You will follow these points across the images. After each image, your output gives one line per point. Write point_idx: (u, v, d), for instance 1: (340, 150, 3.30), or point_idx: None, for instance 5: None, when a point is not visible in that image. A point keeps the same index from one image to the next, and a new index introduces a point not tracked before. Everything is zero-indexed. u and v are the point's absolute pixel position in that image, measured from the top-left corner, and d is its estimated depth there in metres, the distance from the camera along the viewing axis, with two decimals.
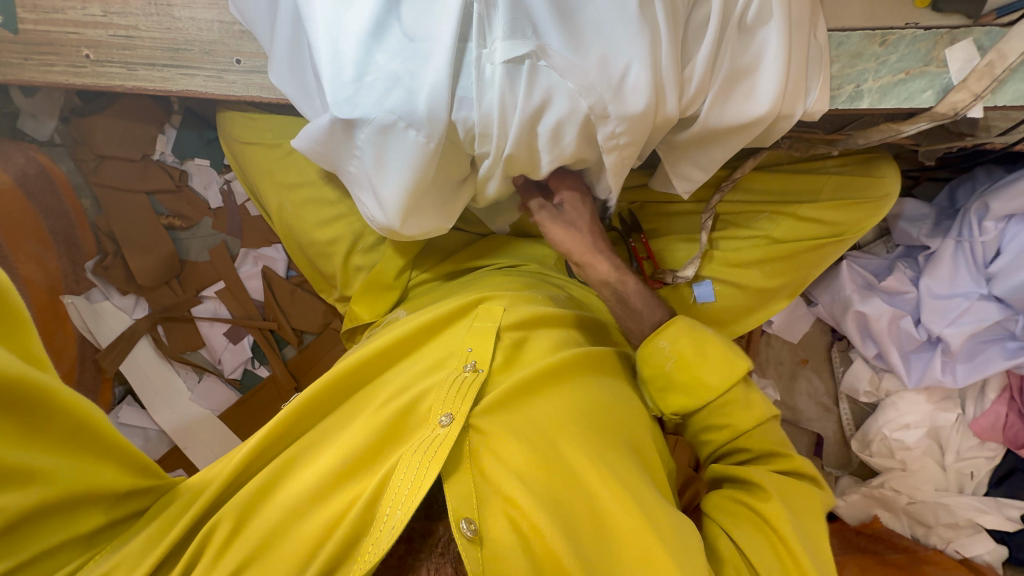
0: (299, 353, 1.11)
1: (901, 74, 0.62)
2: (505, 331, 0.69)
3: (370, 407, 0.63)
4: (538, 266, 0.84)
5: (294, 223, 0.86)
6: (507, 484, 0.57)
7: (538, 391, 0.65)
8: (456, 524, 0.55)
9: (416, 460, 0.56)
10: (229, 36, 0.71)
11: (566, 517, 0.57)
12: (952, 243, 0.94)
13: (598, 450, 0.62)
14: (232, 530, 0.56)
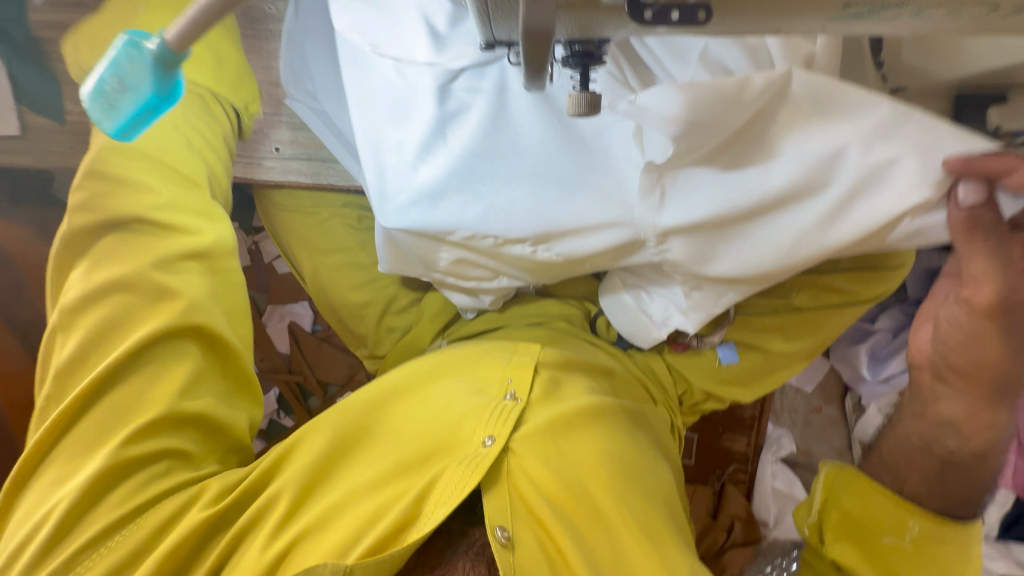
0: (324, 404, 1.13)
1: None
2: (544, 367, 0.68)
3: (414, 420, 0.63)
4: (566, 325, 0.83)
5: (328, 283, 0.88)
6: (538, 503, 0.59)
7: (576, 426, 0.64)
8: (491, 529, 0.57)
9: (458, 472, 0.58)
10: (268, 124, 0.74)
11: (587, 547, 0.58)
12: None
13: (631, 482, 0.62)
14: (276, 525, 0.56)
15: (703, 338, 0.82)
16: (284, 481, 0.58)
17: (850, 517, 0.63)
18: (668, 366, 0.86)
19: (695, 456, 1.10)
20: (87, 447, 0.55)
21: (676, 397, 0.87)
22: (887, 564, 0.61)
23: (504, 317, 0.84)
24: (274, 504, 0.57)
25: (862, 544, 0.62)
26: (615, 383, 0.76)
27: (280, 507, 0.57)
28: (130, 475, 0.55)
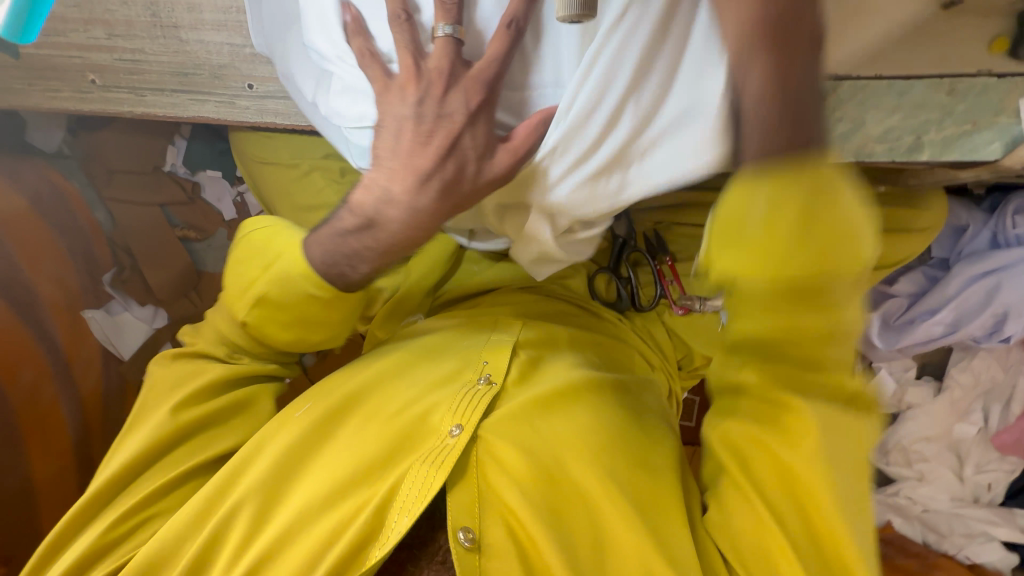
0: (319, 361, 1.11)
1: (967, 125, 0.50)
2: (521, 347, 0.67)
3: (380, 415, 0.61)
4: (556, 287, 0.81)
5: None
6: (508, 494, 0.56)
7: (551, 408, 0.61)
8: (452, 532, 0.54)
9: (424, 468, 0.55)
10: (239, 59, 0.67)
11: (566, 536, 0.54)
12: (987, 235, 0.88)
13: (612, 462, 0.58)
14: (242, 540, 0.56)
15: (705, 301, 0.73)
16: (249, 484, 0.58)
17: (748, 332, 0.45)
18: (667, 330, 0.82)
19: (696, 419, 1.09)
20: (120, 491, 0.62)
21: (675, 360, 0.84)
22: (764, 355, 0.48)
23: (494, 279, 0.83)
24: (232, 518, 0.57)
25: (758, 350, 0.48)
26: (607, 353, 0.74)
27: (241, 522, 0.57)
28: (143, 515, 0.61)
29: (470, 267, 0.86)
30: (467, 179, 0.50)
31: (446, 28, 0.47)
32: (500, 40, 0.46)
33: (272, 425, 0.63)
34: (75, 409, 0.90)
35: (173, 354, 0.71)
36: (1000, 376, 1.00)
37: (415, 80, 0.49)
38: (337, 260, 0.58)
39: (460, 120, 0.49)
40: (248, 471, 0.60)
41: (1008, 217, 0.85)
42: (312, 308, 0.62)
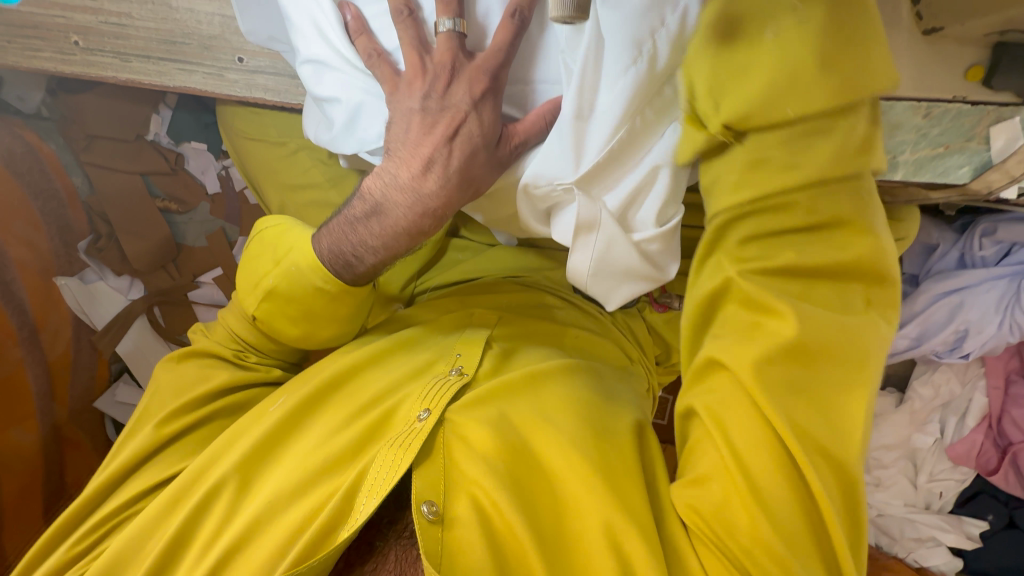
0: None
1: (939, 148, 0.51)
2: (494, 341, 0.69)
3: (353, 404, 0.62)
4: (544, 279, 0.83)
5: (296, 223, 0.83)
6: (474, 470, 0.55)
7: (519, 391, 0.62)
8: (416, 506, 0.53)
9: (392, 450, 0.56)
10: (229, 30, 0.66)
11: (535, 513, 0.53)
12: (955, 255, 0.90)
13: (579, 434, 0.57)
14: (216, 528, 0.56)
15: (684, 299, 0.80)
16: (220, 473, 0.59)
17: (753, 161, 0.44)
18: (647, 327, 0.86)
19: (668, 417, 1.12)
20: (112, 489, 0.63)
21: (654, 358, 0.87)
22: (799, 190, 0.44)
23: (478, 269, 0.85)
24: (207, 509, 0.58)
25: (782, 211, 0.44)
26: (584, 346, 0.75)
27: (222, 505, 0.58)
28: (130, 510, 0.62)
29: (456, 255, 0.88)
30: (479, 163, 0.51)
31: (449, 23, 0.49)
32: (506, 30, 0.48)
33: (247, 419, 0.64)
34: (41, 374, 0.90)
35: (180, 356, 0.71)
36: (959, 390, 1.05)
37: (421, 76, 0.51)
38: (343, 248, 0.57)
39: (466, 110, 0.50)
40: (225, 463, 0.60)
41: (976, 239, 0.88)
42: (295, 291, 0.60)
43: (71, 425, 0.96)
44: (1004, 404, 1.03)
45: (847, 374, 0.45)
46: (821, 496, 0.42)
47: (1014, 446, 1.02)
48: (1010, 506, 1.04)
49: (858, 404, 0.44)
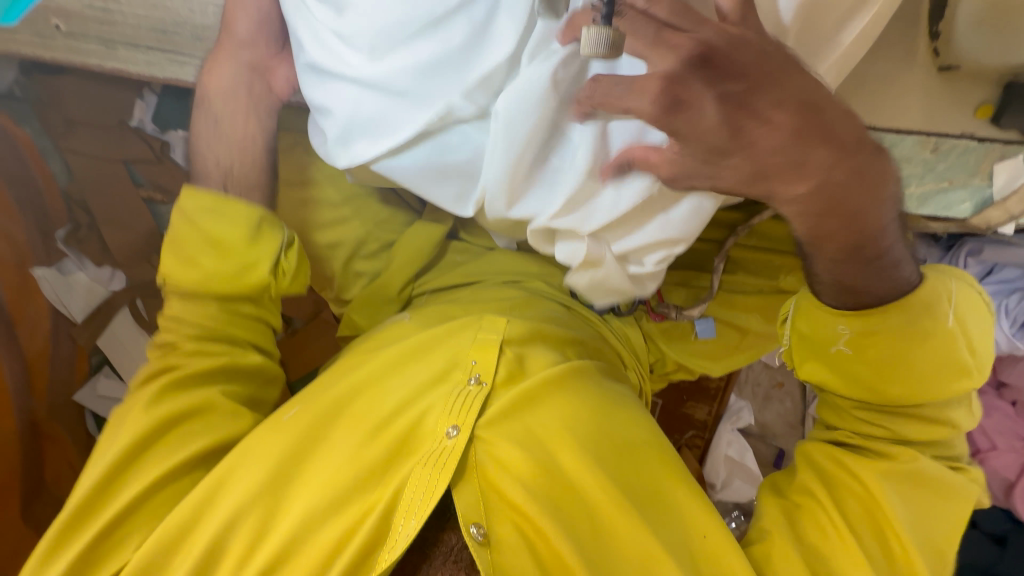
0: (286, 337, 1.09)
1: (944, 182, 0.52)
2: (509, 345, 0.67)
3: (374, 418, 0.61)
4: (543, 283, 0.84)
5: (290, 221, 0.80)
6: (511, 490, 0.57)
7: (540, 403, 0.63)
8: (466, 529, 0.56)
9: (427, 472, 0.57)
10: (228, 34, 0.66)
11: (572, 527, 0.57)
12: None
13: (602, 451, 0.60)
14: (247, 550, 0.56)
15: (681, 310, 0.82)
16: (245, 494, 0.57)
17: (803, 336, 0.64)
18: (645, 335, 0.86)
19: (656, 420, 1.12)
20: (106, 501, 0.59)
21: (648, 365, 0.88)
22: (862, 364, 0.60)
23: (477, 272, 0.85)
24: (234, 532, 0.56)
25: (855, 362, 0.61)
26: (588, 350, 0.75)
27: (247, 530, 0.56)
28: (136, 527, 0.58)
29: (454, 258, 0.88)
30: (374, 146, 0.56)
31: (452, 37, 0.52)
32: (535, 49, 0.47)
33: (260, 431, 0.62)
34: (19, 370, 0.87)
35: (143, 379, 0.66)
36: None
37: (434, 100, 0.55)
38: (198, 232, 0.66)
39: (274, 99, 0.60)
40: (245, 478, 0.59)
41: (962, 258, 0.90)
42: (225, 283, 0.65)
43: (50, 420, 0.93)
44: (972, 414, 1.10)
45: (906, 472, 0.59)
46: (901, 525, 0.56)
47: (982, 453, 1.09)
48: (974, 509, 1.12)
49: (938, 501, 0.58)
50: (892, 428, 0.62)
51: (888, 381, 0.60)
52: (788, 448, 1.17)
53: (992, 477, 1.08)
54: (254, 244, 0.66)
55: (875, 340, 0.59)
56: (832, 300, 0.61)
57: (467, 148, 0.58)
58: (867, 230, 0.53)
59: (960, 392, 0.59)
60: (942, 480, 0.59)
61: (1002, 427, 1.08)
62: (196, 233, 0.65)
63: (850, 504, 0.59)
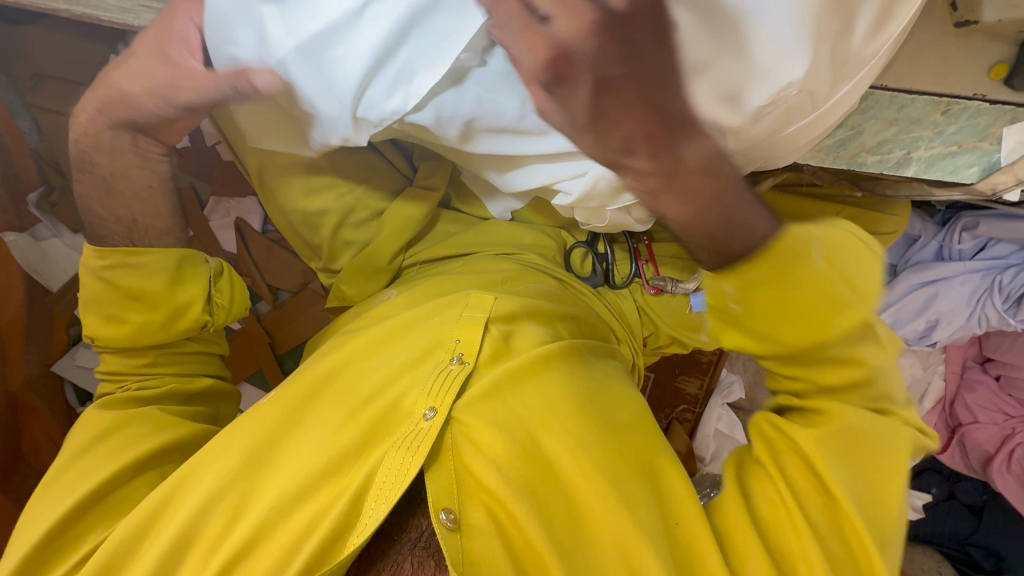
0: (274, 310, 1.07)
1: (953, 147, 0.50)
2: (494, 322, 0.66)
3: (353, 399, 0.61)
4: (537, 257, 0.82)
5: (275, 187, 0.76)
6: (487, 475, 0.57)
7: (520, 384, 0.62)
8: (436, 514, 0.54)
9: (400, 455, 0.55)
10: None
11: (544, 509, 0.56)
12: (934, 246, 0.94)
13: (583, 436, 0.60)
14: (216, 535, 0.54)
15: (678, 283, 0.81)
16: (216, 478, 0.56)
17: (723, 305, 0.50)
18: (638, 308, 0.86)
19: (648, 394, 1.13)
20: (84, 472, 0.59)
21: (642, 338, 0.88)
22: (794, 334, 0.49)
23: (470, 242, 0.83)
24: (204, 516, 0.55)
25: (772, 326, 0.49)
26: (579, 326, 0.75)
27: (216, 517, 0.55)
28: (117, 496, 0.59)
29: (447, 227, 0.86)
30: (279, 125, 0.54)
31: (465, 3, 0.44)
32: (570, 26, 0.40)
33: (238, 418, 0.62)
34: None
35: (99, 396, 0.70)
36: (921, 374, 1.11)
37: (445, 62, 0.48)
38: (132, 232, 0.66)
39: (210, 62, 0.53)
40: (219, 461, 0.58)
41: (956, 233, 0.91)
42: (156, 330, 0.67)
43: (27, 390, 0.90)
44: (957, 387, 1.14)
45: (863, 451, 0.54)
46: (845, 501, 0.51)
47: (962, 426, 1.13)
48: (950, 481, 1.20)
49: (896, 482, 0.54)
50: (827, 404, 0.55)
51: (807, 370, 0.53)
52: None
53: (969, 449, 1.12)
54: (178, 287, 0.67)
55: (785, 293, 0.47)
56: (750, 313, 0.50)
57: (465, 101, 0.49)
58: (739, 191, 0.43)
59: (869, 363, 0.52)
60: (876, 430, 0.54)
61: (985, 402, 1.11)
62: (111, 288, 0.64)
63: (804, 495, 0.54)
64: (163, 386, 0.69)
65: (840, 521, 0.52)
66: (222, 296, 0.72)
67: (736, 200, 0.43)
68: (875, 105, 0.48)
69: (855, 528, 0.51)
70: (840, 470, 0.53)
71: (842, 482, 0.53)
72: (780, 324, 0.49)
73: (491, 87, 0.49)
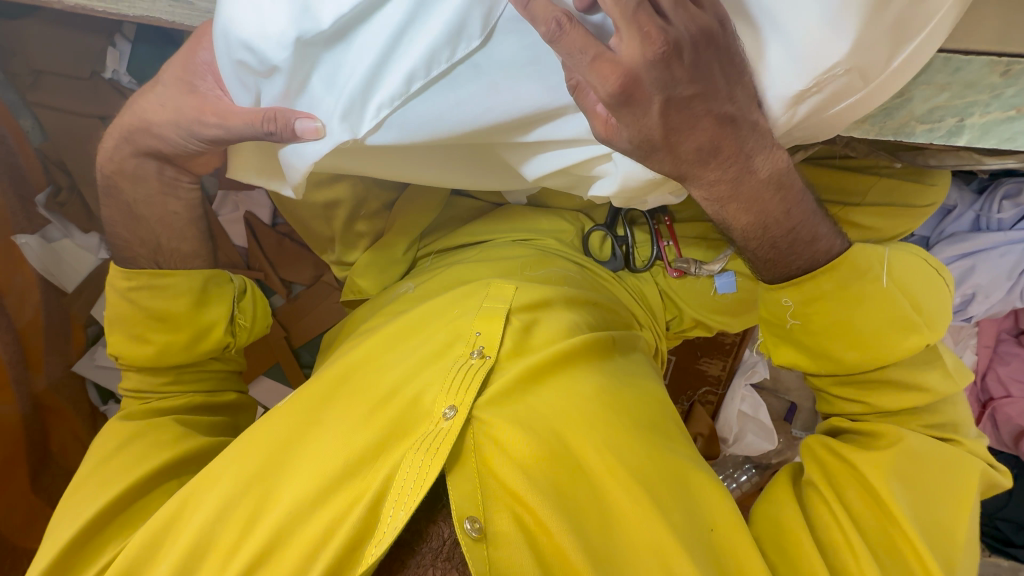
0: (288, 304, 1.06)
1: (1011, 111, 0.45)
2: (516, 313, 0.65)
3: (371, 400, 0.59)
4: (555, 243, 0.79)
5: (283, 180, 0.75)
6: (511, 478, 0.55)
7: (542, 380, 0.61)
8: (460, 524, 0.52)
9: (419, 456, 0.53)
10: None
11: (572, 510, 0.54)
12: (970, 216, 0.89)
13: (609, 436, 0.58)
14: (234, 544, 0.53)
15: (701, 265, 0.77)
16: (234, 485, 0.55)
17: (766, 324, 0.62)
18: (661, 292, 0.84)
19: (670, 377, 1.12)
20: (106, 480, 0.59)
21: (665, 322, 0.86)
22: (819, 343, 0.59)
23: (486, 230, 0.81)
24: (223, 523, 0.54)
25: (799, 349, 0.61)
26: (605, 315, 0.73)
27: (235, 527, 0.54)
28: (138, 502, 0.59)
29: (461, 215, 0.84)
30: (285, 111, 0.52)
31: None
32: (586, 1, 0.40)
33: (255, 427, 0.61)
34: (12, 343, 0.83)
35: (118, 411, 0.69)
36: (953, 348, 1.08)
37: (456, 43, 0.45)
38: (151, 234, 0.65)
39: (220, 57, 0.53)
40: (236, 470, 0.56)
41: (996, 201, 0.87)
42: (180, 352, 0.67)
43: (50, 392, 0.90)
44: (990, 360, 1.10)
45: (916, 471, 0.56)
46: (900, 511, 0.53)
47: (994, 400, 1.10)
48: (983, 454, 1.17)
49: (958, 513, 0.55)
50: (878, 403, 0.60)
51: (842, 347, 0.58)
52: (799, 402, 1.16)
53: (1001, 423, 1.09)
54: (203, 308, 0.67)
55: (820, 304, 0.56)
56: (770, 278, 0.57)
57: (478, 82, 0.47)
58: (763, 206, 0.49)
59: (913, 349, 0.56)
60: (938, 452, 0.57)
61: (1019, 375, 1.08)
62: (138, 308, 0.65)
63: (853, 499, 0.56)
64: (183, 400, 0.68)
65: (886, 527, 0.54)
66: (244, 315, 0.72)
67: (761, 214, 0.50)
68: (926, 70, 0.44)
69: (910, 539, 0.52)
70: (898, 483, 0.55)
71: (897, 493, 0.54)
72: (791, 325, 0.59)
73: (511, 72, 0.47)
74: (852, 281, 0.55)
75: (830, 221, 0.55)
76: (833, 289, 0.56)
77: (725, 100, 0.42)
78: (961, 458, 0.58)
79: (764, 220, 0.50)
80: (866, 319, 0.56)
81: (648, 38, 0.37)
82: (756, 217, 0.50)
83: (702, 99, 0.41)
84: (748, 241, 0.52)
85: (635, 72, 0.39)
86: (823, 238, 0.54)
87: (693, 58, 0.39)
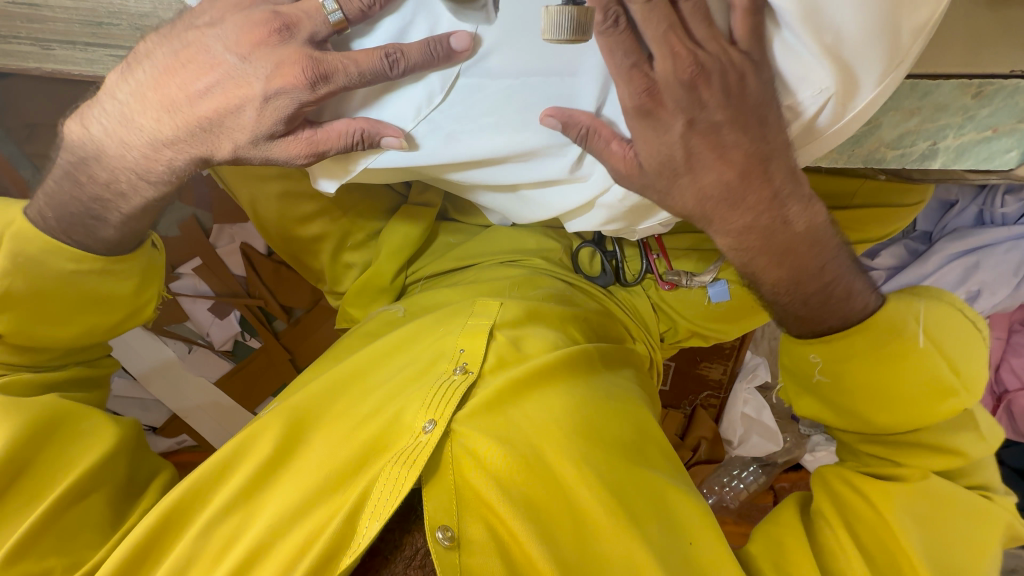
0: (290, 327, 1.09)
1: (988, 131, 0.48)
2: (500, 329, 0.66)
3: (355, 418, 0.61)
4: (543, 262, 0.79)
5: (268, 217, 0.77)
6: (487, 490, 0.56)
7: (525, 394, 0.62)
8: (431, 533, 0.53)
9: (396, 469, 0.55)
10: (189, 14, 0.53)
11: (545, 522, 0.55)
12: (973, 211, 0.87)
13: (588, 449, 0.59)
14: (215, 556, 0.54)
15: (693, 277, 0.76)
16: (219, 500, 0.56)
17: (797, 379, 0.62)
18: (653, 305, 0.83)
19: (670, 381, 1.12)
20: None
21: (659, 334, 0.85)
22: (848, 400, 0.58)
23: (473, 252, 0.81)
24: (204, 538, 0.55)
25: (825, 405, 0.61)
26: (593, 330, 0.73)
27: (214, 542, 0.55)
28: None
29: (447, 238, 0.85)
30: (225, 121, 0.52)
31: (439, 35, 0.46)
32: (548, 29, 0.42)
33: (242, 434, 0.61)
34: None
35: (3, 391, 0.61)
36: None
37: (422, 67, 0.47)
38: (79, 216, 0.60)
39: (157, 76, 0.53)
40: (221, 485, 0.58)
41: (998, 196, 0.83)
42: (104, 329, 0.67)
43: None
44: (1003, 352, 1.07)
45: (934, 514, 0.54)
46: (914, 551, 0.51)
47: (1011, 393, 1.06)
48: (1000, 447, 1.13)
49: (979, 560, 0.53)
50: (907, 459, 0.58)
51: (871, 408, 0.57)
52: None
53: (1019, 418, 1.06)
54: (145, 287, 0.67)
55: (851, 363, 0.56)
56: (799, 332, 0.58)
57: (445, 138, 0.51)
58: (801, 263, 0.52)
59: (947, 415, 0.54)
60: (959, 500, 0.55)
61: None
62: (55, 291, 0.61)
63: (862, 535, 0.55)
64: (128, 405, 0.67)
65: (896, 563, 0.52)
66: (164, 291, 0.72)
67: (796, 271, 0.52)
68: (895, 96, 0.45)
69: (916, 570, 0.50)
70: (910, 517, 0.54)
71: (912, 531, 0.53)
72: (821, 381, 0.59)
73: (469, 122, 0.50)
74: (885, 342, 0.55)
75: (868, 278, 0.56)
76: (862, 346, 0.55)
77: (760, 143, 0.46)
78: (979, 514, 0.55)
79: (797, 275, 0.53)
80: (907, 378, 0.55)
81: (677, 57, 0.43)
82: (791, 272, 0.53)
83: (742, 135, 0.45)
84: (779, 297, 0.55)
85: (658, 85, 0.44)
86: (858, 287, 0.55)
87: (711, 85, 0.43)
